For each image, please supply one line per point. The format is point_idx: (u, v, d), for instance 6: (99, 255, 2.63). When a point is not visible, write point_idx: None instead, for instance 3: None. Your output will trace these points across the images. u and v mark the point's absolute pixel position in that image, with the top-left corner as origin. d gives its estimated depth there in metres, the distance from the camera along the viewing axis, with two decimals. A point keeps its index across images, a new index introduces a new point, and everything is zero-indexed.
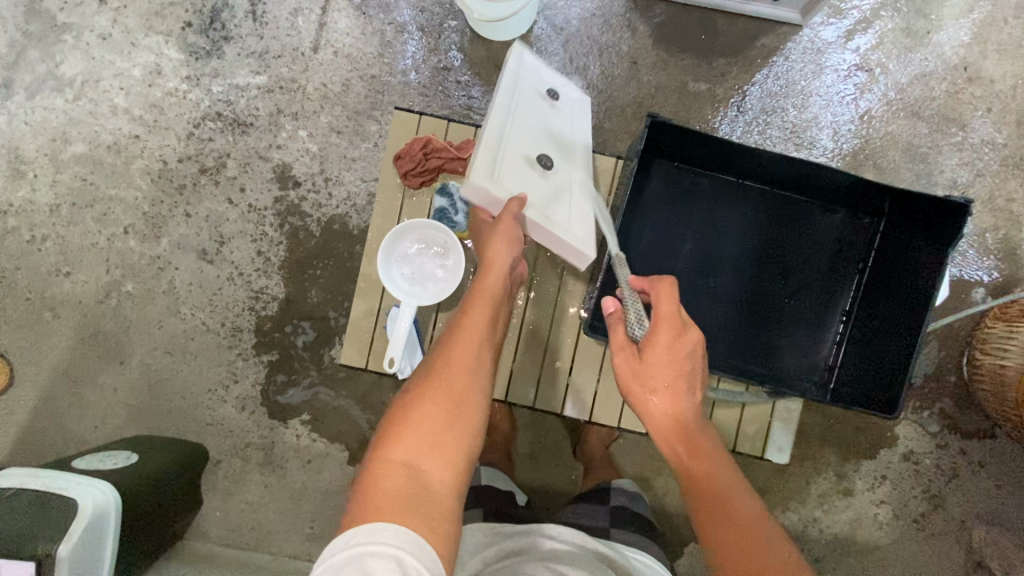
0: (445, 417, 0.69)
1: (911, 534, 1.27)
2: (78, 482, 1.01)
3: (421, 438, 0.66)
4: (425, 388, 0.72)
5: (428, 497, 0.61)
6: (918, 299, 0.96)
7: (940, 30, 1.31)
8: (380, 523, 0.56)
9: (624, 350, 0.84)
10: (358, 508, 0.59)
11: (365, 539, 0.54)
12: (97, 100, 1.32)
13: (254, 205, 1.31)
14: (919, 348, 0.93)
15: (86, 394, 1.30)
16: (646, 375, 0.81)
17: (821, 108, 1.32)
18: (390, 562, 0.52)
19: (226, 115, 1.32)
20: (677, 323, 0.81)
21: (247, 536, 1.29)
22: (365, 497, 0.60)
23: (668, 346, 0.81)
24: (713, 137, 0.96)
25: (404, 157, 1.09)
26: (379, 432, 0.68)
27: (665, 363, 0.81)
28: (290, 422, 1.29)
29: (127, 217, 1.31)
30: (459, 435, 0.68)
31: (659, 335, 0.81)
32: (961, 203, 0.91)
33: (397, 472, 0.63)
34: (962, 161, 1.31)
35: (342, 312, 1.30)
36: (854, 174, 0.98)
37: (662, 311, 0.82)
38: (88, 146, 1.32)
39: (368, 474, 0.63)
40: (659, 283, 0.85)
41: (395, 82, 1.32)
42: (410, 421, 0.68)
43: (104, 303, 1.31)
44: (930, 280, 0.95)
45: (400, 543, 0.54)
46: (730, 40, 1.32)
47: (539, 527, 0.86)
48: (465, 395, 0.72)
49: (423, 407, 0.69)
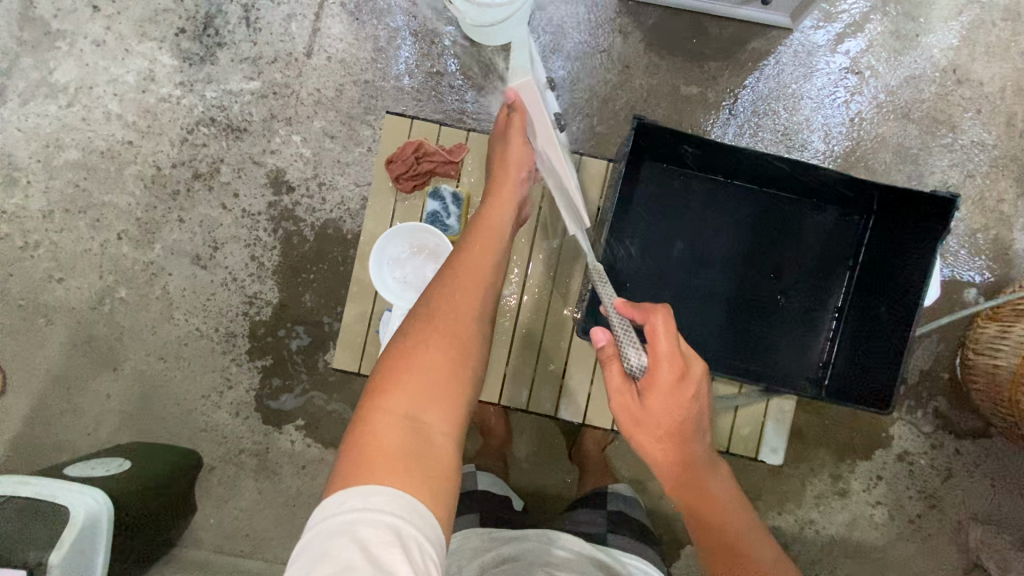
0: (446, 368, 0.68)
1: (907, 534, 1.27)
2: (71, 489, 0.99)
3: (422, 390, 0.65)
4: (424, 335, 0.70)
5: (429, 453, 0.61)
6: (908, 294, 0.96)
7: (929, 33, 1.33)
8: (378, 488, 0.55)
9: (622, 393, 0.79)
10: (356, 464, 0.58)
11: (360, 506, 0.54)
12: (91, 106, 1.32)
13: (247, 210, 1.31)
14: (910, 344, 0.94)
15: (80, 400, 1.30)
16: (648, 419, 0.77)
17: (813, 110, 1.33)
18: (386, 532, 0.52)
19: (220, 120, 1.32)
20: (678, 362, 0.75)
21: (241, 543, 1.28)
22: (362, 453, 0.59)
23: (670, 388, 0.75)
24: (702, 138, 0.96)
25: (396, 161, 1.10)
26: (374, 378, 0.67)
27: (667, 406, 0.76)
28: (285, 427, 1.29)
29: (121, 223, 1.31)
30: (459, 387, 0.68)
31: (660, 375, 0.75)
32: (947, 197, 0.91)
33: (395, 425, 0.62)
34: (953, 163, 1.32)
35: (336, 317, 1.30)
36: (843, 172, 0.98)
37: (659, 350, 0.76)
38: (81, 152, 1.32)
39: (364, 426, 0.62)
40: (653, 318, 0.77)
41: (388, 87, 1.32)
42: (409, 371, 0.67)
43: (98, 309, 1.30)
44: (920, 276, 0.95)
45: (398, 510, 0.54)
46: (721, 44, 1.33)
47: (539, 532, 0.85)
48: (466, 345, 0.71)
49: (422, 358, 0.68)
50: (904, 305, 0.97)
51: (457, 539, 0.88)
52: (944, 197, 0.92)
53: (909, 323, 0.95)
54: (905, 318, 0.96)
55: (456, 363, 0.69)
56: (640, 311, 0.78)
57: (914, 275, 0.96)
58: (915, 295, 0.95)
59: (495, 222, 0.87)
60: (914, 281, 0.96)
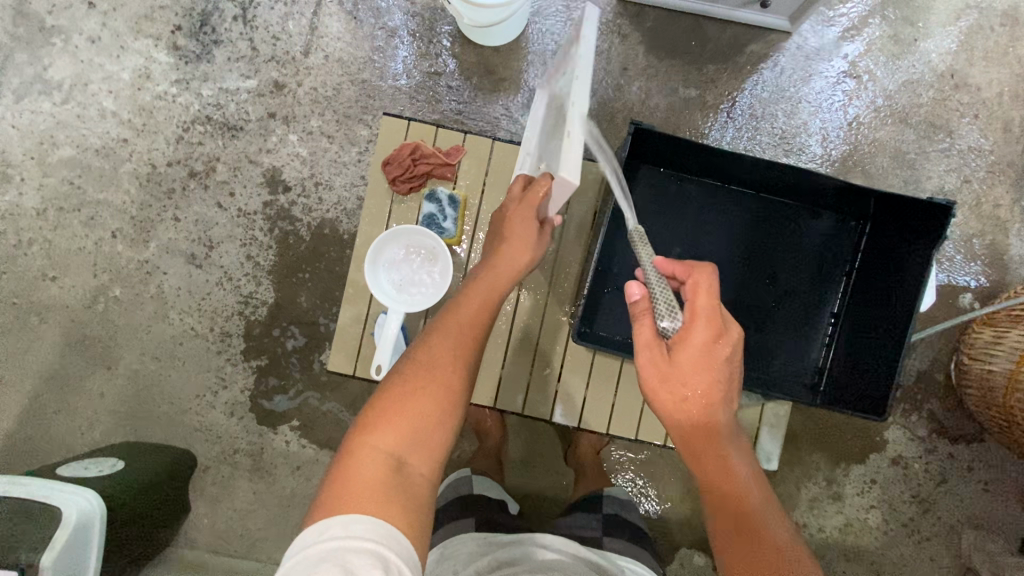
0: (434, 409, 0.69)
1: (901, 538, 1.27)
2: (63, 490, 0.99)
3: (411, 428, 0.66)
4: (417, 371, 0.71)
5: (410, 492, 0.62)
6: (903, 301, 0.96)
7: (927, 38, 1.33)
8: (358, 517, 0.57)
9: (651, 348, 0.79)
10: (337, 496, 0.59)
11: (343, 533, 0.55)
12: (85, 103, 1.31)
13: (243, 209, 1.30)
14: (903, 352, 0.93)
15: (73, 399, 1.29)
16: (678, 377, 0.77)
17: (810, 114, 1.33)
18: (368, 557, 0.54)
19: (215, 119, 1.31)
20: (715, 320, 0.77)
21: (236, 543, 1.27)
22: (343, 487, 0.60)
23: (704, 345, 0.76)
24: (697, 143, 0.96)
25: (393, 163, 1.09)
26: (365, 410, 0.68)
27: (699, 365, 0.77)
28: (279, 428, 1.29)
29: (115, 221, 1.30)
30: (444, 430, 0.69)
31: (695, 333, 0.77)
32: (944, 205, 0.90)
33: (379, 460, 0.63)
34: (950, 168, 1.32)
35: (332, 318, 1.29)
36: (838, 178, 0.98)
37: (698, 306, 0.77)
38: (76, 149, 1.31)
39: (350, 457, 0.63)
40: (696, 275, 0.78)
41: (385, 87, 1.32)
42: (399, 405, 0.68)
43: (92, 308, 1.30)
44: (916, 282, 0.95)
45: (379, 537, 0.56)
46: (720, 47, 1.33)
47: (532, 536, 0.85)
48: (457, 383, 0.72)
49: (414, 394, 0.69)
50: (899, 311, 0.96)
51: (453, 544, 0.88)
52: (938, 202, 0.91)
53: (903, 331, 0.94)
54: (897, 324, 0.95)
55: (446, 403, 0.70)
56: (682, 267, 0.80)
57: (909, 282, 0.96)
58: (909, 302, 0.94)
59: (497, 276, 0.85)
60: (910, 289, 0.95)
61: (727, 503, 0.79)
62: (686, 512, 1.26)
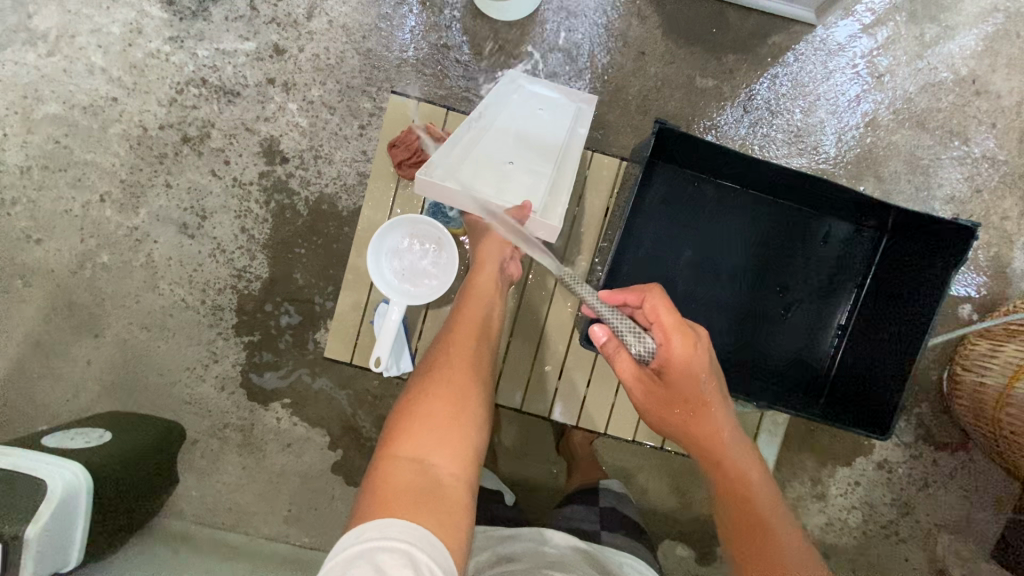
0: (448, 415, 0.71)
1: (879, 539, 1.30)
2: (48, 462, 0.97)
3: (426, 435, 0.68)
4: (427, 387, 0.74)
5: (438, 493, 0.63)
6: (917, 319, 0.95)
7: (952, 39, 1.29)
8: (391, 520, 0.57)
9: (639, 379, 0.82)
10: (372, 506, 0.60)
11: (376, 534, 0.55)
12: (72, 57, 1.24)
13: (238, 178, 1.25)
14: (910, 372, 0.93)
15: (58, 366, 1.26)
16: (673, 395, 0.81)
17: (828, 113, 1.30)
18: (400, 557, 0.53)
19: (211, 81, 1.25)
20: (684, 331, 0.79)
21: (224, 516, 1.27)
22: (378, 495, 0.61)
23: (684, 357, 0.79)
24: (719, 147, 0.93)
25: (399, 146, 1.09)
26: (387, 430, 0.71)
27: (684, 376, 0.80)
28: (271, 405, 1.27)
29: (103, 184, 1.25)
30: (465, 432, 0.70)
31: (672, 348, 0.79)
32: (967, 226, 0.88)
33: (406, 468, 0.65)
34: (962, 175, 1.30)
35: (328, 296, 1.27)
36: (861, 191, 0.96)
37: (664, 323, 0.80)
38: (62, 106, 1.24)
39: (378, 471, 0.65)
40: (652, 296, 0.80)
41: (391, 58, 1.26)
42: (415, 419, 0.70)
43: (78, 273, 1.25)
44: (931, 301, 0.94)
45: (412, 538, 0.56)
46: (741, 36, 1.28)
47: (532, 530, 0.84)
48: (466, 388, 0.75)
49: (425, 407, 0.71)
50: (911, 331, 0.95)
51: None
52: (963, 224, 0.88)
53: (913, 351, 0.94)
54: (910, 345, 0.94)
55: (455, 409, 0.71)
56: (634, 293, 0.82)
57: (924, 303, 0.94)
58: (922, 323, 0.93)
59: (483, 294, 0.87)
60: (924, 309, 0.94)
61: (741, 509, 0.83)
62: (673, 504, 1.27)
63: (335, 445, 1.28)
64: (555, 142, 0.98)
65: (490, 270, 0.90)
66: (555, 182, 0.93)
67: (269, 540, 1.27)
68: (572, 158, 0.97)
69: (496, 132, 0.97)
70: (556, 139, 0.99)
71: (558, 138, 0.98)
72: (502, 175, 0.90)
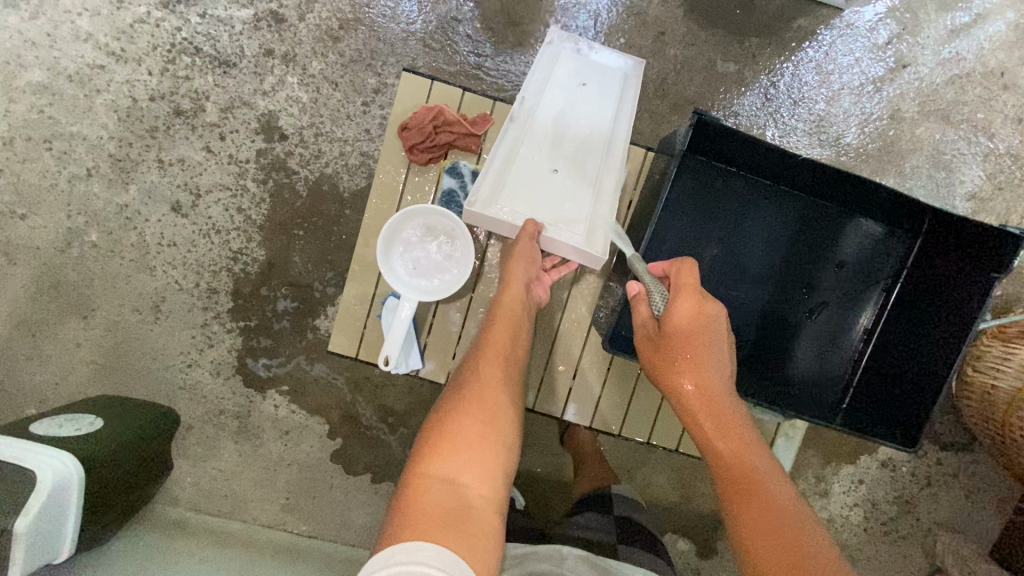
0: (478, 433, 0.69)
1: (879, 535, 1.30)
2: (36, 451, 0.92)
3: (456, 449, 0.67)
4: (455, 404, 0.73)
5: (468, 515, 0.61)
6: (954, 327, 0.93)
7: (981, 28, 1.24)
8: (423, 544, 0.54)
9: (647, 326, 0.86)
10: (401, 528, 0.57)
11: (404, 559, 0.52)
12: (57, 21, 1.16)
13: (234, 156, 1.19)
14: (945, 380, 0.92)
15: (45, 348, 1.21)
16: (677, 350, 0.83)
17: (851, 102, 1.24)
18: None
19: (206, 51, 1.18)
20: (695, 292, 0.84)
21: (220, 503, 1.24)
22: (407, 514, 0.59)
23: (690, 314, 0.84)
24: (762, 142, 0.89)
25: (413, 129, 1.03)
26: (416, 448, 0.69)
27: (689, 336, 0.83)
28: (269, 392, 1.23)
29: (91, 158, 1.18)
30: (495, 449, 0.69)
31: (680, 305, 0.84)
32: (1014, 234, 0.86)
33: (435, 488, 0.63)
34: (984, 172, 1.26)
35: (329, 282, 1.22)
36: (904, 193, 0.93)
37: (679, 284, 0.86)
38: (45, 73, 1.17)
39: (407, 489, 0.63)
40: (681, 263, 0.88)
41: (396, 32, 1.19)
42: (443, 436, 0.68)
43: (65, 252, 1.19)
44: (970, 310, 0.92)
45: (443, 565, 0.52)
46: (766, 18, 1.22)
47: (550, 547, 0.82)
48: (496, 407, 0.73)
49: (452, 422, 0.70)
50: (947, 340, 0.94)
51: None
52: (1010, 233, 0.87)
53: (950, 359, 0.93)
54: (946, 354, 0.93)
55: (485, 424, 0.70)
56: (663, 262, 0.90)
57: (963, 312, 0.94)
58: (960, 332, 0.92)
59: (510, 312, 0.86)
60: (962, 315, 0.93)
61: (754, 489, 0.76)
62: (677, 499, 1.26)
63: (334, 434, 1.25)
64: (599, 138, 0.97)
65: (518, 287, 0.88)
66: (601, 182, 0.95)
67: (266, 527, 1.25)
68: (618, 148, 0.97)
69: (540, 128, 0.96)
70: (602, 134, 0.97)
71: (603, 134, 0.97)
72: (550, 192, 0.92)
